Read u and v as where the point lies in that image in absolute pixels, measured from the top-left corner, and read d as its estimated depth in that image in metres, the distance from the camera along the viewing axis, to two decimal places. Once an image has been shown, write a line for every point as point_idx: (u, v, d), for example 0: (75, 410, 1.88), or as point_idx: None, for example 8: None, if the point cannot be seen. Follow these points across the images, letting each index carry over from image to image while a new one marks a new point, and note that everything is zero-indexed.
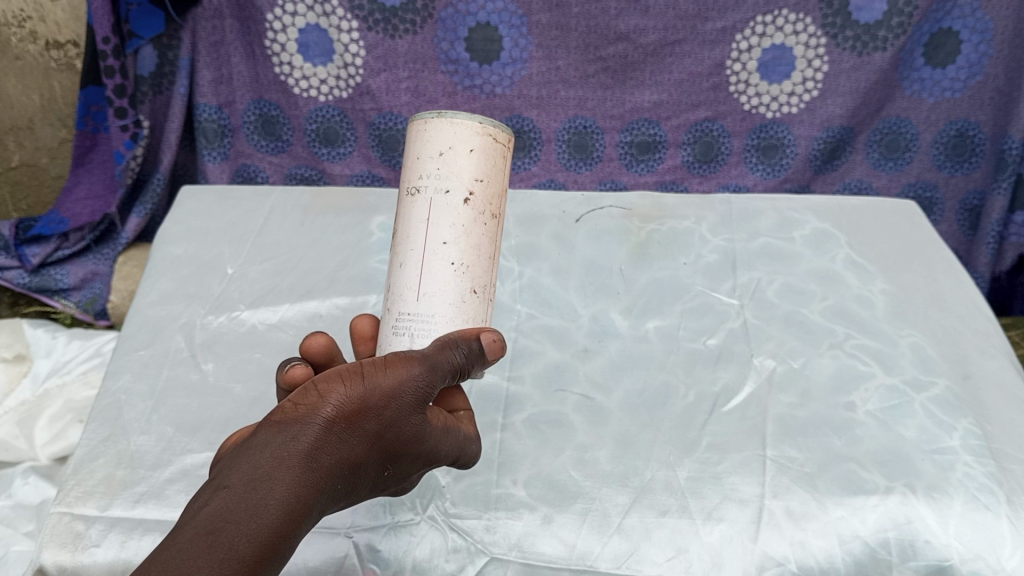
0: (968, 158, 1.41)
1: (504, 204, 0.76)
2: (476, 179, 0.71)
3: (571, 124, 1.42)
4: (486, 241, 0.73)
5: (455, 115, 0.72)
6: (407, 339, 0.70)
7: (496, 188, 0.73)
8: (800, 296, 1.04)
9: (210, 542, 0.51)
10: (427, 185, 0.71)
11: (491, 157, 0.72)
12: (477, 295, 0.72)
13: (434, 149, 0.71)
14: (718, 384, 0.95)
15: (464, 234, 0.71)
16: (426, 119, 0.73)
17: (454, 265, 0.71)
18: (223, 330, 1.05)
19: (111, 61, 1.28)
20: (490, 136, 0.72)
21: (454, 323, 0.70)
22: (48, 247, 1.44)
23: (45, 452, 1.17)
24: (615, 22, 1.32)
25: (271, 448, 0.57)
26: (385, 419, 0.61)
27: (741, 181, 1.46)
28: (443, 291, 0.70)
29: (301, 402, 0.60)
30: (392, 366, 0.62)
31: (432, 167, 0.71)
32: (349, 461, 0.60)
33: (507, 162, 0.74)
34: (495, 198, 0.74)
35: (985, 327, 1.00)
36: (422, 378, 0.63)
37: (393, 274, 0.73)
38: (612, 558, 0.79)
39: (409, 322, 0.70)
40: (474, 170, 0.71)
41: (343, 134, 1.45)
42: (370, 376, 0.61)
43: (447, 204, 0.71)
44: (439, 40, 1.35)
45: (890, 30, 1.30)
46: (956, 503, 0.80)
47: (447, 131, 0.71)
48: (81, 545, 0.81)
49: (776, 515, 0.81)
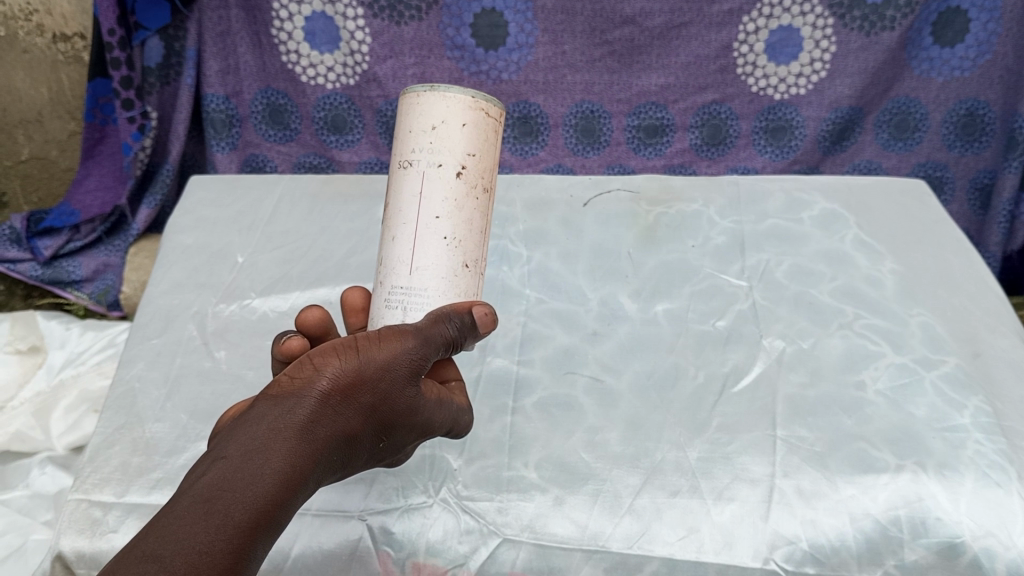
0: (978, 137, 1.39)
1: (495, 179, 0.76)
2: (469, 153, 0.71)
3: (578, 109, 1.41)
4: (478, 217, 0.73)
5: (448, 89, 0.71)
6: (400, 313, 0.70)
7: (488, 163, 0.73)
8: (810, 277, 1.04)
9: (205, 510, 0.51)
10: (420, 159, 0.71)
11: (483, 131, 0.71)
12: (468, 269, 0.72)
13: (426, 122, 0.70)
14: (728, 365, 0.95)
15: (456, 209, 0.71)
16: (419, 92, 0.72)
17: (446, 240, 0.70)
18: (235, 318, 1.06)
19: (117, 52, 1.29)
20: (482, 110, 0.71)
21: (446, 297, 0.71)
22: (59, 239, 1.46)
23: (61, 442, 1.19)
24: (621, 6, 1.31)
25: (267, 420, 0.57)
26: (380, 391, 0.62)
27: (750, 163, 1.44)
28: (436, 265, 0.70)
29: (296, 376, 0.60)
30: (386, 339, 0.63)
31: (425, 140, 0.70)
32: (344, 433, 0.60)
33: (499, 137, 0.74)
34: (487, 173, 0.73)
35: (996, 305, 0.99)
36: (415, 350, 0.63)
37: (385, 248, 0.73)
38: (623, 538, 0.80)
39: (402, 295, 0.70)
40: (466, 145, 0.71)
41: (351, 121, 1.45)
42: (364, 349, 0.61)
43: (439, 178, 0.70)
44: (444, 26, 1.34)
45: (898, 9, 1.28)
46: (967, 480, 0.80)
47: (439, 105, 0.70)
48: (99, 532, 0.83)
49: (787, 494, 0.81)
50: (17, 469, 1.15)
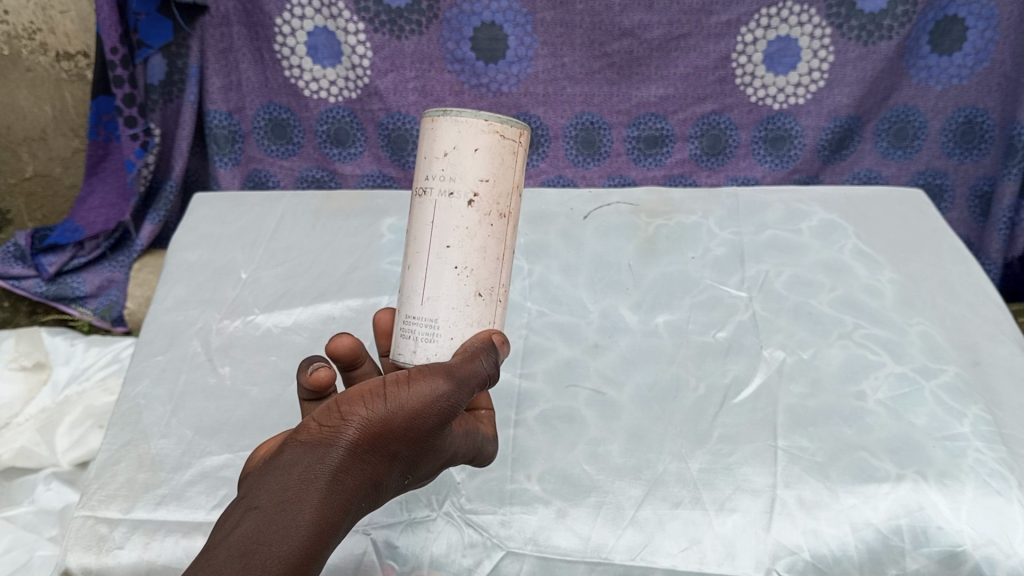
0: (977, 145, 1.40)
1: (515, 200, 0.74)
2: (482, 179, 0.69)
3: (578, 121, 1.43)
4: (493, 243, 0.72)
5: (461, 112, 0.70)
6: (412, 343, 0.71)
7: (504, 187, 0.71)
8: (809, 287, 1.05)
9: (242, 565, 0.50)
10: (433, 186, 0.71)
11: (498, 155, 0.70)
12: (483, 298, 0.72)
13: (439, 148, 0.70)
14: (728, 376, 0.95)
15: (467, 237, 0.70)
16: (435, 117, 0.71)
17: (457, 270, 0.71)
18: (238, 334, 1.07)
19: (119, 70, 1.31)
20: (497, 134, 0.69)
21: (458, 326, 0.71)
22: (63, 256, 1.47)
23: (66, 457, 1.20)
24: (619, 19, 1.33)
25: (298, 469, 0.56)
26: (409, 437, 0.61)
27: (750, 173, 1.45)
28: (447, 295, 0.71)
29: (325, 423, 0.59)
30: (415, 383, 0.61)
31: (438, 168, 0.70)
32: (373, 478, 0.60)
33: (517, 158, 0.72)
34: (504, 197, 0.72)
35: (994, 314, 1.00)
36: (446, 395, 0.62)
37: (403, 275, 0.74)
38: (627, 549, 0.80)
39: (414, 324, 0.72)
40: (479, 171, 0.69)
41: (353, 135, 1.46)
42: (393, 396, 0.60)
43: (451, 206, 0.70)
44: (444, 40, 1.36)
45: (896, 19, 1.30)
46: (967, 489, 0.80)
47: (452, 130, 0.69)
48: (106, 548, 0.84)
49: (789, 504, 0.82)
50: (22, 486, 1.16)
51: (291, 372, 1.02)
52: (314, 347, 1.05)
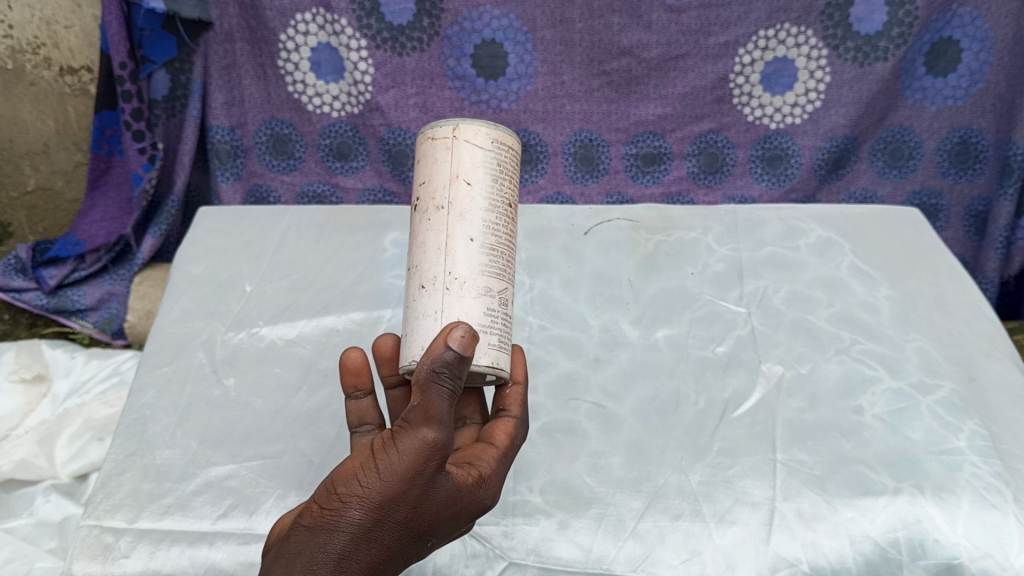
0: (971, 165, 1.43)
1: (462, 190, 0.72)
2: (420, 182, 0.74)
3: (577, 138, 1.45)
4: (433, 236, 0.71)
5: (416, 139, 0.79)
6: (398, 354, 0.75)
7: (440, 181, 0.72)
8: (806, 303, 1.06)
9: None
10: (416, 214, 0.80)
11: (428, 155, 0.74)
12: (426, 289, 0.70)
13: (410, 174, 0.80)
14: (728, 390, 0.97)
15: (417, 239, 0.74)
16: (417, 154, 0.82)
17: (411, 271, 0.73)
18: (243, 345, 1.08)
19: (128, 85, 1.34)
20: (427, 136, 0.75)
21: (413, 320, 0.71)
22: (64, 269, 1.49)
23: (66, 470, 1.21)
24: (619, 38, 1.36)
25: (300, 561, 0.58)
26: (411, 499, 0.60)
27: (747, 191, 1.48)
28: (408, 296, 0.73)
29: (325, 506, 0.59)
30: (403, 441, 0.60)
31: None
32: (383, 551, 0.60)
33: (456, 150, 0.72)
34: (444, 190, 0.72)
35: (990, 331, 1.02)
36: (436, 444, 0.60)
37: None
38: (628, 561, 0.82)
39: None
40: (418, 176, 0.75)
41: (356, 149, 1.48)
42: (384, 464, 0.59)
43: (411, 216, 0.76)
44: (446, 57, 1.39)
45: (891, 41, 1.33)
46: (963, 503, 0.82)
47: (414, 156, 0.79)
48: (111, 557, 0.85)
49: (788, 517, 0.83)
50: (21, 498, 1.17)
51: (296, 385, 1.03)
52: (319, 359, 1.06)
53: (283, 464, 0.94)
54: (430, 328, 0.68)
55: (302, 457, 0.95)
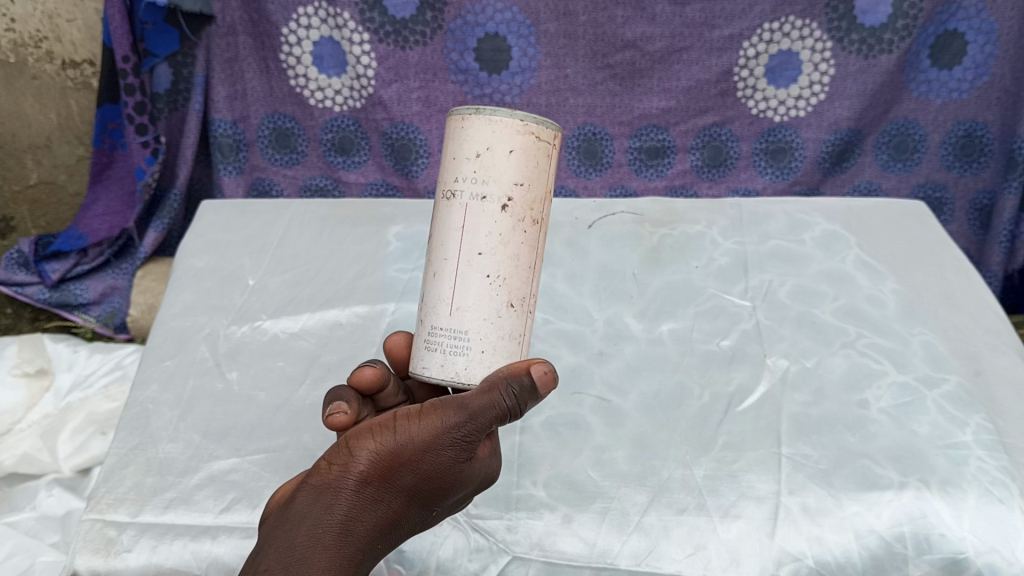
0: (976, 159, 1.42)
1: (547, 206, 0.71)
2: (516, 183, 0.66)
3: (580, 131, 1.44)
4: (525, 252, 0.68)
5: (493, 111, 0.66)
6: (439, 355, 0.68)
7: (538, 192, 0.68)
8: (811, 297, 1.06)
9: None
10: (462, 190, 0.67)
11: (531, 156, 0.66)
12: (515, 309, 0.68)
13: (472, 148, 0.66)
14: (732, 384, 0.96)
15: (500, 245, 0.67)
16: (464, 115, 0.67)
17: (488, 278, 0.67)
18: (246, 339, 1.08)
19: (130, 79, 1.34)
20: (533, 134, 0.66)
21: (491, 339, 0.67)
22: (67, 263, 1.48)
23: (68, 464, 1.21)
24: (622, 30, 1.35)
25: (306, 523, 0.59)
26: (422, 469, 0.61)
27: (750, 185, 1.47)
28: (479, 304, 0.67)
29: (336, 462, 0.62)
30: (425, 418, 0.61)
31: (470, 170, 0.66)
32: (387, 514, 0.62)
33: (552, 160, 0.69)
34: (537, 202, 0.68)
35: (995, 324, 1.01)
36: (458, 427, 0.61)
37: (427, 278, 0.71)
38: (632, 555, 0.81)
39: (442, 336, 0.68)
40: (513, 173, 0.66)
41: (358, 143, 1.48)
42: (401, 429, 0.61)
43: (484, 211, 0.66)
44: (448, 51, 1.38)
45: (896, 33, 1.32)
46: (969, 497, 0.81)
47: (485, 130, 0.66)
48: (113, 551, 0.85)
49: (793, 511, 0.83)
50: (24, 492, 1.17)
51: (299, 378, 1.03)
52: (322, 353, 1.06)
53: (286, 457, 0.94)
54: (513, 351, 0.69)
55: (304, 451, 0.95)
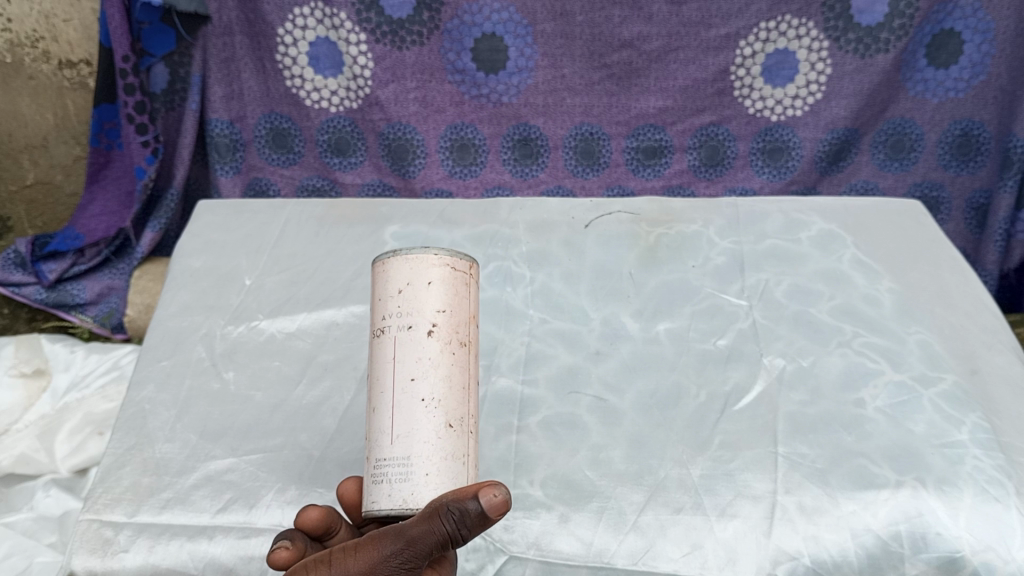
0: (973, 158, 1.42)
1: (473, 329, 0.74)
2: (439, 309, 0.70)
3: (577, 131, 1.43)
4: (457, 373, 0.70)
5: (410, 250, 0.72)
6: (386, 486, 0.66)
7: (461, 315, 0.72)
8: (808, 296, 1.06)
9: None
10: (390, 325, 0.70)
11: (450, 285, 0.71)
12: (454, 428, 0.68)
13: (393, 286, 0.71)
14: (729, 383, 0.96)
15: (431, 368, 0.69)
16: (385, 259, 0.73)
17: (424, 402, 0.68)
18: (243, 339, 1.08)
19: (130, 78, 1.35)
20: (448, 265, 0.71)
21: (434, 460, 0.66)
22: (64, 263, 1.48)
23: (65, 465, 1.21)
24: (619, 30, 1.36)
25: None
26: None
27: (748, 184, 1.45)
28: (419, 429, 0.67)
29: None
30: (362, 550, 0.63)
31: (394, 306, 0.70)
32: None
33: (472, 289, 0.74)
34: (462, 326, 0.72)
35: (991, 323, 1.01)
36: (396, 555, 0.62)
37: (369, 415, 0.71)
38: (628, 554, 0.81)
39: (386, 468, 0.67)
40: (436, 301, 0.70)
41: (354, 144, 1.46)
42: (338, 563, 0.63)
43: (412, 339, 0.69)
44: (446, 51, 1.38)
45: (892, 32, 1.33)
46: (966, 496, 0.81)
47: (403, 268, 0.71)
48: (111, 551, 0.85)
49: (789, 510, 0.83)
50: (21, 492, 1.17)
51: (296, 377, 1.03)
52: (318, 353, 1.06)
53: (283, 457, 0.94)
54: (459, 472, 0.68)
55: (301, 450, 0.95)
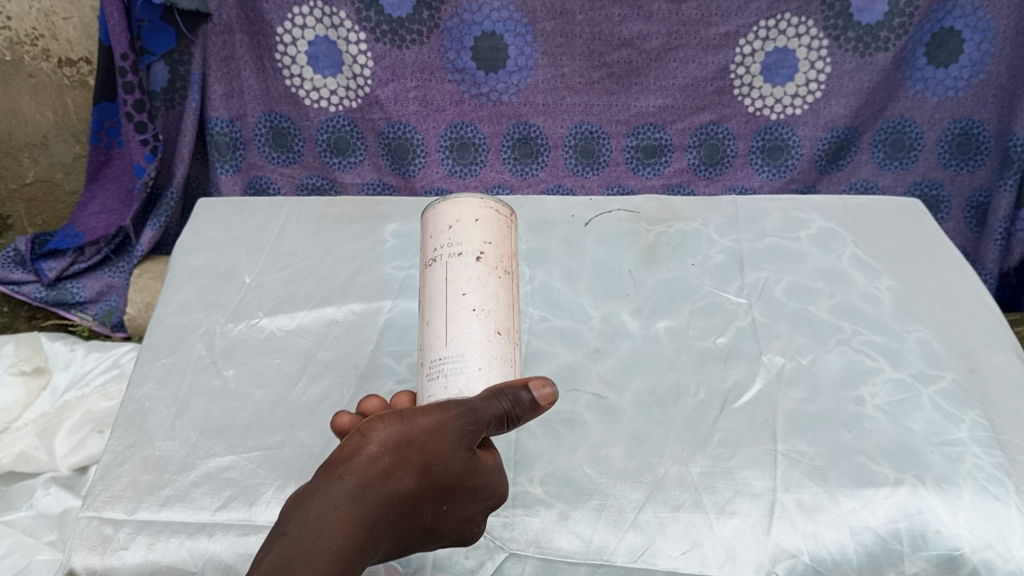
0: (973, 156, 1.42)
1: (515, 263, 0.82)
2: (485, 241, 0.78)
3: (577, 130, 1.44)
4: (503, 292, 0.77)
5: (458, 196, 0.81)
6: (441, 380, 0.72)
7: (504, 249, 0.80)
8: (807, 294, 1.06)
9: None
10: (442, 255, 0.79)
11: (493, 223, 0.80)
12: (502, 335, 0.74)
13: (445, 223, 0.79)
14: (728, 381, 0.96)
15: (480, 286, 0.76)
16: (434, 206, 0.82)
17: (475, 312, 0.75)
18: (242, 337, 1.08)
19: (130, 76, 1.34)
20: (493, 209, 0.81)
21: (486, 357, 0.72)
22: (63, 261, 1.47)
23: (66, 462, 1.21)
24: (619, 29, 1.35)
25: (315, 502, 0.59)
26: (430, 453, 0.64)
27: (747, 182, 1.47)
28: (469, 333, 0.74)
29: (346, 448, 0.63)
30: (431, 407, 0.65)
31: (445, 239, 0.79)
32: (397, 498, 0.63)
33: (512, 230, 0.83)
34: (506, 258, 0.80)
35: (991, 321, 1.01)
36: (463, 415, 0.65)
37: (423, 331, 0.78)
38: (628, 552, 0.81)
39: (441, 365, 0.73)
40: (482, 234, 0.79)
41: (354, 143, 1.47)
42: (408, 415, 0.65)
43: (461, 263, 0.77)
44: (445, 50, 1.38)
45: (893, 31, 1.32)
46: (965, 494, 0.81)
47: (454, 208, 0.80)
48: (110, 548, 0.85)
49: (789, 508, 0.83)
50: (20, 490, 1.17)
51: (296, 375, 1.03)
52: (318, 350, 1.06)
53: (283, 454, 0.94)
54: (508, 372, 0.73)
55: (301, 448, 0.95)
